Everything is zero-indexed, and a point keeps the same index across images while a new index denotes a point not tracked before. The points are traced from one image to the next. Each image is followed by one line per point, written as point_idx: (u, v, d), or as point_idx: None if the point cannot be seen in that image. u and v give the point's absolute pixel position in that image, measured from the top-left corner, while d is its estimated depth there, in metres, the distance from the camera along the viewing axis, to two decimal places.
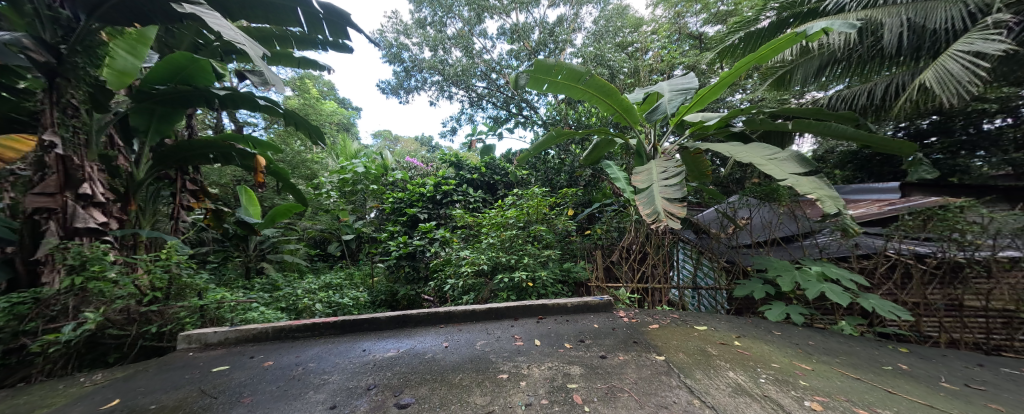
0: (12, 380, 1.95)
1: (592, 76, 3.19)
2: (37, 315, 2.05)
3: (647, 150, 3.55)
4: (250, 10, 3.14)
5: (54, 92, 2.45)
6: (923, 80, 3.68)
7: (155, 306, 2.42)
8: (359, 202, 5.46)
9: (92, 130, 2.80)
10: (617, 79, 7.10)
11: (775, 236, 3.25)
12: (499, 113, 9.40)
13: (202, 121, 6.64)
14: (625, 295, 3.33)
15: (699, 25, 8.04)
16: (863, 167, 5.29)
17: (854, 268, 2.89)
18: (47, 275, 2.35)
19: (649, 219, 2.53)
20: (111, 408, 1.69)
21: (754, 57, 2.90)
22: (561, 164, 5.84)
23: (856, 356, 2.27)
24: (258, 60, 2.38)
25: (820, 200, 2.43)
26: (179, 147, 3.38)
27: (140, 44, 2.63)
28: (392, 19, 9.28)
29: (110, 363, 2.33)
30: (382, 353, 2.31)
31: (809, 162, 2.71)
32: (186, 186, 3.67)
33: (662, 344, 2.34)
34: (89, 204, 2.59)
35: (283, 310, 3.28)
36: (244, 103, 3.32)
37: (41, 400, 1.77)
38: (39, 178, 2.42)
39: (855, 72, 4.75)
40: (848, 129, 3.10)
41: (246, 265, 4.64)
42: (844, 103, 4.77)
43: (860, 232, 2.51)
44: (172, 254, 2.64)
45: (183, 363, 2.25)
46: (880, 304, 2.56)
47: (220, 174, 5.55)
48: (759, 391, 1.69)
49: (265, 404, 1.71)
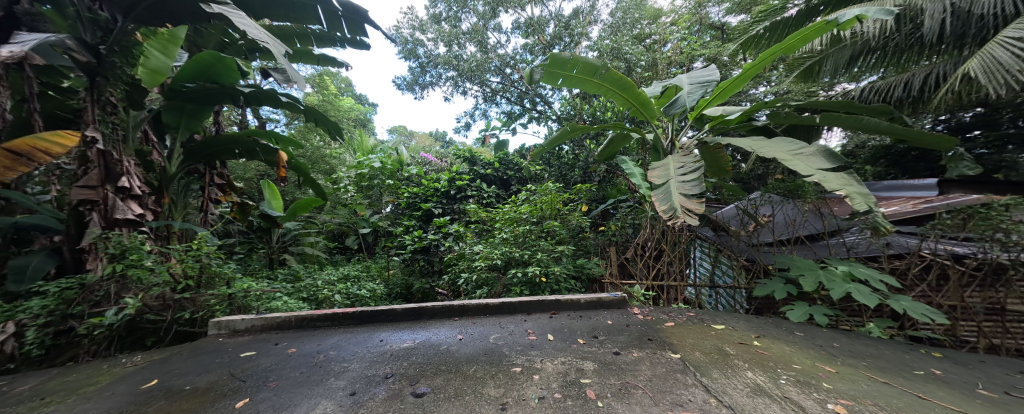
0: (62, 359, 2.15)
1: (608, 69, 3.13)
2: (83, 299, 2.22)
3: (664, 145, 3.48)
4: (272, 9, 3.24)
5: (95, 90, 2.63)
6: (966, 70, 3.45)
7: (187, 293, 2.58)
8: (375, 197, 5.60)
9: (129, 127, 2.99)
10: (634, 72, 7.00)
11: (799, 234, 3.13)
12: (513, 109, 9.31)
13: (229, 119, 6.98)
14: (640, 292, 3.26)
15: (722, 15, 7.81)
16: (897, 163, 4.99)
17: (885, 269, 2.75)
18: (91, 262, 2.51)
19: (666, 215, 2.47)
20: (150, 388, 1.80)
21: (779, 47, 2.78)
22: (575, 160, 5.80)
23: (885, 360, 2.17)
24: (282, 58, 2.50)
25: (849, 197, 2.34)
26: (208, 143, 3.56)
27: (172, 44, 2.73)
28: (407, 15, 9.32)
29: (148, 346, 2.46)
30: (398, 344, 2.38)
31: (839, 157, 2.58)
32: (213, 180, 3.87)
33: (677, 342, 2.30)
34: (127, 197, 2.75)
35: (304, 300, 3.40)
36: (266, 100, 3.43)
37: (88, 378, 1.91)
38: (82, 171, 2.58)
39: (890, 62, 4.48)
40: (881, 123, 2.90)
41: (270, 257, 4.82)
42: (877, 95, 4.50)
43: (893, 231, 2.39)
44: (202, 244, 2.75)
45: (213, 348, 2.36)
46: (912, 307, 2.42)
47: (245, 169, 5.84)
48: (779, 393, 1.65)
49: (290, 389, 1.79)
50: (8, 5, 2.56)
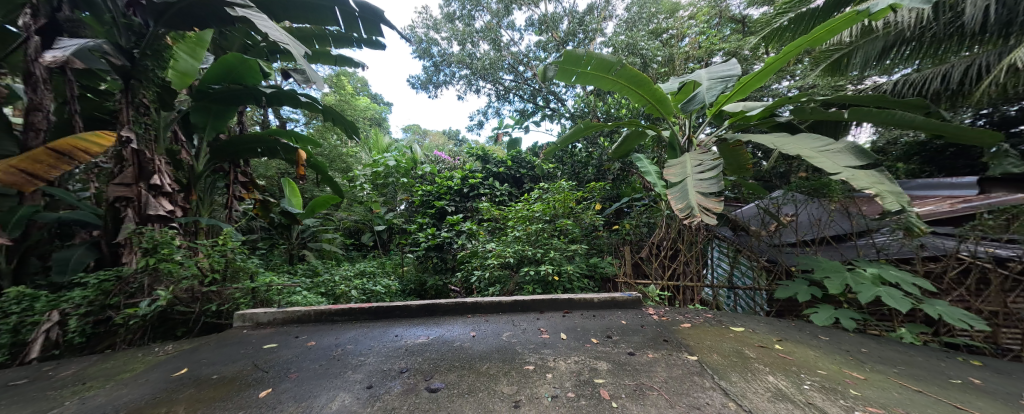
0: (100, 347, 2.29)
1: (623, 66, 3.08)
2: (119, 290, 2.35)
3: (680, 143, 3.38)
4: (292, 12, 3.32)
5: (129, 92, 2.78)
6: (1012, 60, 3.22)
7: (214, 286, 2.66)
8: (390, 194, 5.74)
9: (161, 128, 3.14)
10: (650, 68, 6.83)
11: (824, 234, 3.01)
12: (525, 107, 9.30)
13: (252, 119, 7.23)
14: (655, 292, 3.21)
15: (742, 8, 7.56)
16: (933, 160, 4.72)
17: (918, 272, 2.61)
18: (126, 256, 2.63)
19: (682, 214, 2.41)
20: (181, 376, 1.89)
21: (805, 40, 2.66)
22: (589, 158, 5.75)
23: (918, 367, 2.06)
24: (301, 59, 2.56)
25: (879, 196, 2.22)
26: (232, 142, 3.69)
27: (198, 47, 2.96)
28: (422, 14, 9.42)
29: (178, 336, 2.59)
30: (413, 339, 2.42)
31: (869, 154, 2.46)
32: (238, 178, 4.00)
33: (695, 344, 2.25)
34: (160, 194, 2.86)
35: (322, 295, 3.50)
36: (286, 101, 3.54)
37: (124, 365, 2.02)
38: (118, 170, 2.71)
39: (926, 53, 4.23)
40: (916, 118, 2.75)
41: (290, 252, 4.97)
42: (911, 88, 4.28)
43: (928, 232, 2.27)
44: (227, 240, 2.87)
45: (238, 339, 2.46)
46: (949, 312, 2.28)
47: (266, 167, 6.05)
48: (802, 399, 1.60)
49: (310, 380, 1.85)
50: (51, 12, 2.69)
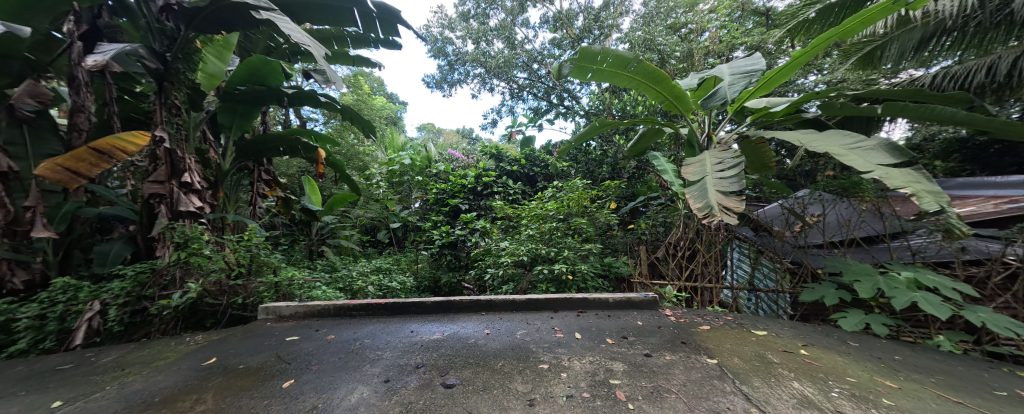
0: (137, 335, 2.43)
1: (641, 62, 3.02)
2: (153, 282, 2.48)
3: (700, 140, 3.29)
4: (313, 14, 3.41)
5: (163, 94, 2.92)
6: None
7: (240, 280, 2.77)
8: (404, 192, 5.92)
9: (191, 128, 3.28)
10: (668, 64, 6.65)
11: (853, 236, 2.88)
12: (539, 105, 9.25)
13: (274, 119, 7.47)
14: (671, 293, 3.14)
15: (766, 0, 7.29)
16: (975, 158, 4.43)
17: (959, 276, 2.46)
18: (160, 250, 2.80)
19: (701, 214, 2.35)
20: (210, 365, 1.98)
21: (836, 31, 2.53)
22: (603, 156, 5.68)
23: (958, 377, 1.94)
24: (322, 60, 2.63)
25: (916, 195, 2.10)
26: (256, 141, 3.82)
27: (225, 50, 2.96)
28: (437, 14, 9.50)
29: (206, 327, 2.72)
30: (428, 336, 2.45)
31: (905, 152, 2.33)
32: (261, 176, 4.16)
33: (714, 347, 2.19)
34: (190, 191, 2.99)
35: (340, 290, 3.59)
36: (307, 101, 3.64)
37: (158, 354, 2.13)
38: (152, 168, 2.85)
39: (969, 44, 3.92)
40: (958, 112, 2.59)
41: (310, 248, 5.12)
42: (952, 82, 4.04)
43: (970, 234, 2.13)
44: (252, 236, 2.98)
45: (262, 331, 2.55)
46: (994, 320, 2.13)
47: (287, 166, 6.25)
48: (829, 406, 1.53)
49: (330, 373, 1.90)
50: (92, 19, 2.85)
